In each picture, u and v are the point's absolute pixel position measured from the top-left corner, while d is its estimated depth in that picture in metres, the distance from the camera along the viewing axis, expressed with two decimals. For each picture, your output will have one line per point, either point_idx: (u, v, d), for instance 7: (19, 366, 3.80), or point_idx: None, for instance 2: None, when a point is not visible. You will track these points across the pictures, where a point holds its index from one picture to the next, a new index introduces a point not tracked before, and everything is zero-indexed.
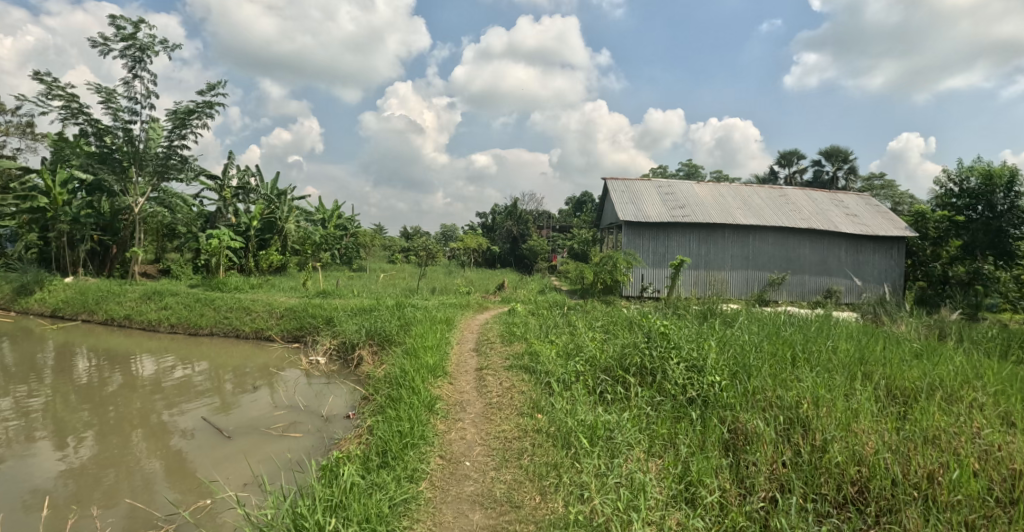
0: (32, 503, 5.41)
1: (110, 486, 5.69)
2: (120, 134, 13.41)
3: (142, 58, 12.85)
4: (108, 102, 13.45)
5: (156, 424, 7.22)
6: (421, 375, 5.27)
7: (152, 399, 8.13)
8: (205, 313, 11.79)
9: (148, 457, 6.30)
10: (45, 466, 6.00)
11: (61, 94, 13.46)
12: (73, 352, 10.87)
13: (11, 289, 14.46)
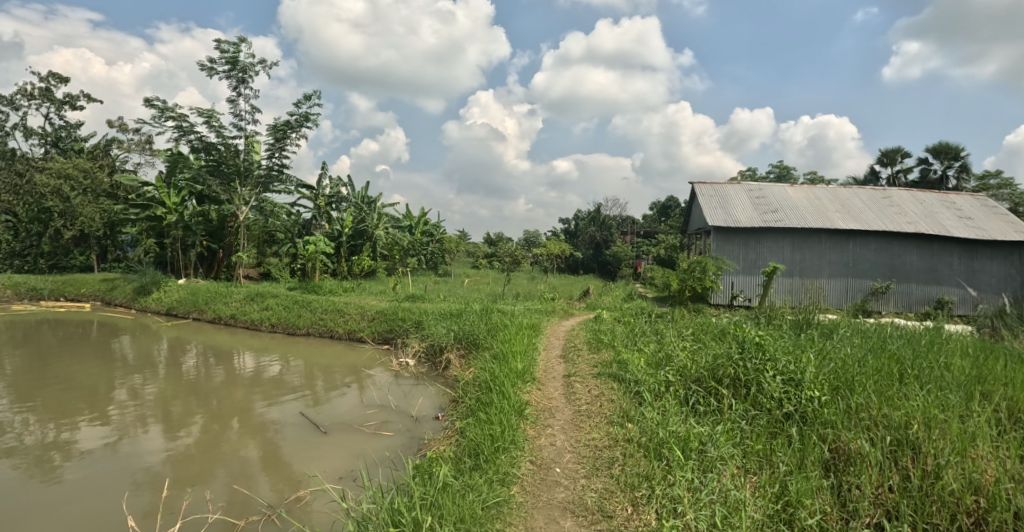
0: (145, 482, 5.97)
1: (215, 473, 6.19)
2: (226, 149, 14.51)
3: (245, 78, 13.89)
4: (216, 120, 14.60)
5: (257, 417, 7.78)
6: (510, 380, 5.42)
7: (256, 393, 8.79)
8: (303, 315, 12.57)
9: (251, 448, 6.81)
10: (158, 451, 6.60)
11: (174, 114, 14.75)
12: (185, 347, 11.90)
13: (132, 289, 15.98)
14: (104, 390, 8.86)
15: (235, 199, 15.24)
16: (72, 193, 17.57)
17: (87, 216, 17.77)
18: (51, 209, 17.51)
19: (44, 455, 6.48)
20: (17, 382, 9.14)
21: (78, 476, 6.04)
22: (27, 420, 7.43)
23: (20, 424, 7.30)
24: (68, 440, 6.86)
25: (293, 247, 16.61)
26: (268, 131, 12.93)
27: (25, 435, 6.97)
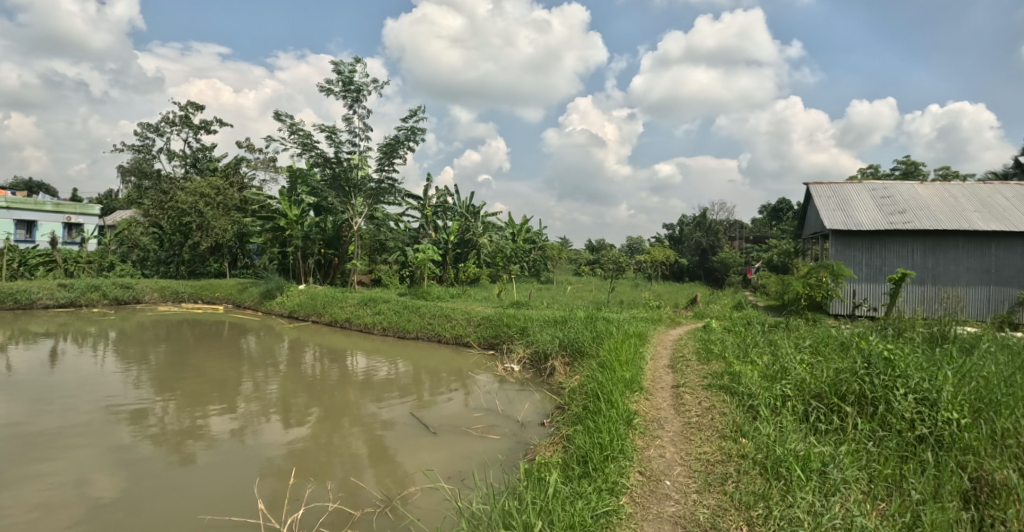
0: (267, 469, 6.47)
1: (330, 467, 6.64)
2: (341, 164, 15.56)
3: (359, 97, 14.82)
4: (333, 136, 15.73)
5: (368, 416, 8.31)
6: (618, 388, 5.45)
7: (369, 393, 9.38)
8: (412, 319, 13.23)
9: (362, 445, 7.27)
10: (278, 443, 7.16)
11: (297, 133, 16.02)
12: (305, 348, 12.89)
13: (259, 293, 17.51)
14: (234, 384, 9.77)
15: (349, 210, 16.31)
16: (207, 207, 19.58)
17: (220, 227, 19.74)
18: (191, 222, 19.66)
19: (181, 438, 7.20)
20: (163, 374, 10.27)
21: (210, 460, 6.64)
22: (169, 407, 8.32)
23: (163, 410, 8.18)
24: (202, 427, 7.59)
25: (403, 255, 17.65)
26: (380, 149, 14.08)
27: (167, 420, 7.79)
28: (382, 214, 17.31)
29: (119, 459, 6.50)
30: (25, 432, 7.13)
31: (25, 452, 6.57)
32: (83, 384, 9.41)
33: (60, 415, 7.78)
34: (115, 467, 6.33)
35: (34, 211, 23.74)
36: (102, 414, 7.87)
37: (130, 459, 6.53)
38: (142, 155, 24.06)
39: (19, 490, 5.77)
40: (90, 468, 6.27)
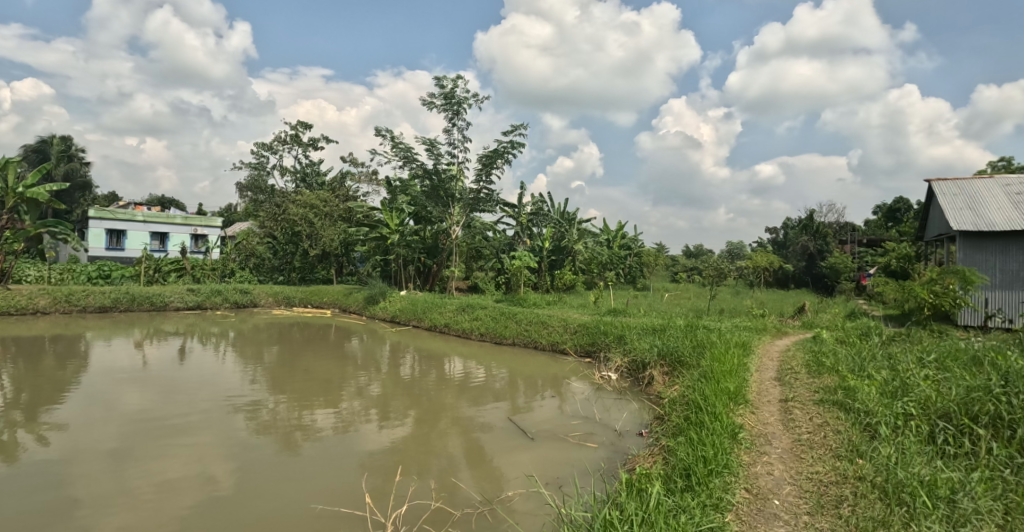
0: (368, 466, 6.86)
1: (426, 466, 6.96)
2: (439, 174, 16.17)
3: (459, 110, 15.38)
4: (433, 148, 16.42)
5: (464, 418, 8.64)
6: (722, 400, 5.36)
7: (465, 397, 9.73)
8: (509, 326, 13.57)
9: (458, 447, 7.57)
10: (378, 442, 7.59)
11: (399, 146, 16.86)
12: (405, 351, 13.55)
13: (364, 298, 18.58)
14: (339, 384, 10.46)
15: (448, 219, 16.98)
16: (316, 219, 21.06)
17: (328, 236, 21.12)
18: (302, 232, 21.20)
19: (291, 433, 7.80)
20: (277, 373, 11.16)
21: (316, 454, 7.12)
22: (281, 404, 9.04)
23: (275, 407, 8.89)
24: (310, 424, 8.20)
25: (498, 263, 18.22)
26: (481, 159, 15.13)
27: (278, 416, 8.47)
28: (479, 223, 17.86)
29: (237, 448, 7.14)
30: (158, 421, 7.98)
31: (157, 438, 7.33)
32: (206, 380, 10.41)
33: (186, 407, 8.64)
34: (232, 455, 6.94)
35: (166, 224, 26.40)
36: (222, 409, 8.67)
37: (245, 449, 7.14)
38: (258, 172, 26.20)
39: (151, 468, 6.45)
40: (211, 454, 6.91)
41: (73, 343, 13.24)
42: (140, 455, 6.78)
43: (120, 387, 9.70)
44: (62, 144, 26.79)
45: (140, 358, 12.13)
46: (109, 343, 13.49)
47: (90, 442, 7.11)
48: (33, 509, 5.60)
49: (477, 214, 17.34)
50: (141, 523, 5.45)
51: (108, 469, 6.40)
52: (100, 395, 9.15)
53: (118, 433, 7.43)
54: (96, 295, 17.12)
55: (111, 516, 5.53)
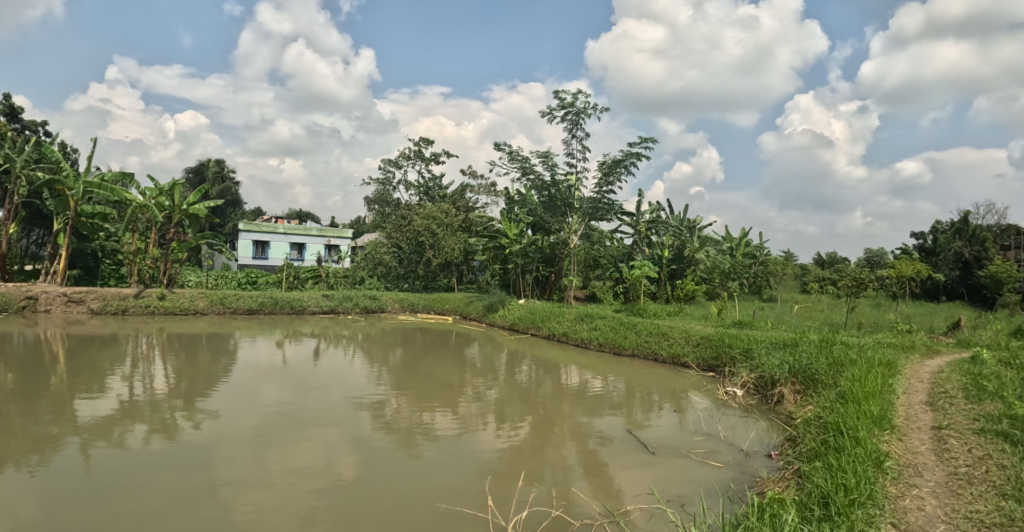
0: (483, 471, 7.13)
1: (539, 474, 7.12)
2: (556, 186, 16.46)
3: (579, 119, 16.13)
4: (549, 159, 16.77)
5: (582, 428, 8.75)
6: (865, 425, 5.02)
7: (580, 406, 9.84)
8: (628, 336, 13.55)
9: (573, 456, 7.68)
10: (492, 447, 7.88)
11: (517, 157, 17.36)
12: (522, 358, 13.94)
13: (484, 306, 19.31)
14: (458, 388, 10.96)
15: (565, 229, 17.23)
16: (438, 230, 22.21)
17: (449, 246, 22.18)
18: (426, 243, 22.43)
19: (412, 433, 8.30)
20: (401, 375, 11.90)
21: (433, 455, 7.52)
22: (404, 405, 9.65)
23: (398, 407, 9.51)
24: (429, 425, 8.68)
25: (616, 273, 18.35)
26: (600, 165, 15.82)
27: (399, 416, 9.04)
28: (597, 232, 18.04)
29: (363, 444, 7.72)
30: (294, 415, 8.80)
31: (291, 431, 8.09)
32: (336, 379, 11.34)
33: (319, 404, 9.48)
34: (357, 450, 7.51)
35: (303, 236, 28.91)
36: (349, 406, 9.42)
37: (369, 445, 7.71)
38: (385, 187, 28.05)
39: (287, 457, 7.14)
40: (337, 449, 7.51)
41: (225, 341, 14.93)
42: (277, 445, 7.52)
43: (264, 382, 10.82)
44: (218, 166, 30.25)
45: (281, 357, 13.43)
46: (255, 343, 15.04)
47: (236, 430, 8.02)
48: (189, 484, 6.39)
49: (595, 224, 17.40)
50: (278, 504, 6.03)
51: (250, 455, 7.16)
52: (246, 389, 10.28)
53: (260, 424, 8.29)
54: (245, 299, 19.01)
55: (252, 496, 6.18)
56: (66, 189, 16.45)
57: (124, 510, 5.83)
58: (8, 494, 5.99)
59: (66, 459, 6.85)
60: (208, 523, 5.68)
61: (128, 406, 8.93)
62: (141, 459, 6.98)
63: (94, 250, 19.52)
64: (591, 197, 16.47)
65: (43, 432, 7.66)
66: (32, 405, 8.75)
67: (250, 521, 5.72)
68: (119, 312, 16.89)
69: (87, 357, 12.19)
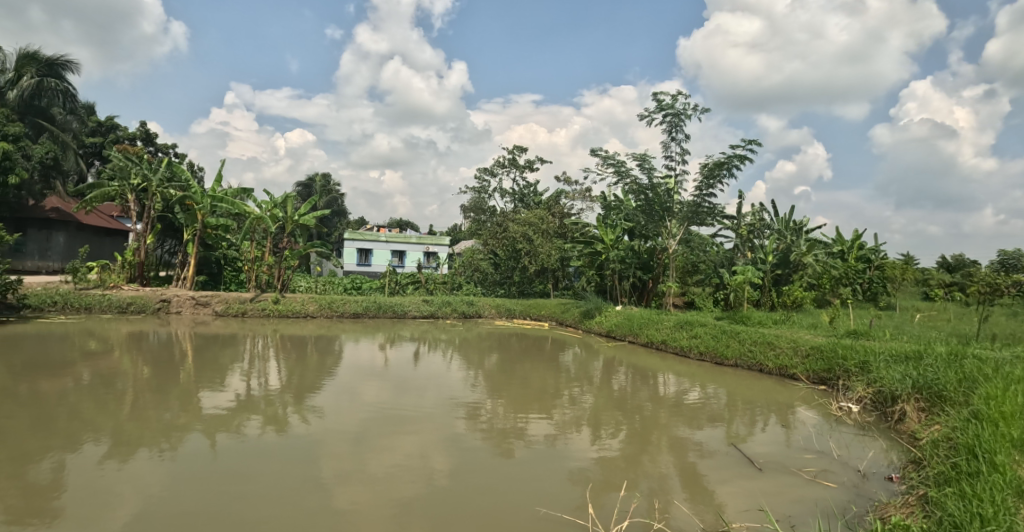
0: (577, 479, 6.97)
1: (635, 486, 6.87)
2: (654, 189, 16.15)
3: (678, 122, 15.75)
4: (646, 163, 16.43)
5: (680, 440, 8.37)
6: (1003, 448, 4.45)
7: (679, 416, 9.54)
8: (731, 345, 13.26)
9: (671, 469, 7.34)
10: (587, 454, 7.72)
11: (614, 161, 17.21)
12: (618, 365, 13.74)
13: (580, 312, 19.16)
14: (554, 394, 10.90)
15: (664, 234, 16.82)
16: (534, 236, 22.35)
17: (545, 253, 22.25)
18: (522, 249, 22.67)
19: (506, 436, 8.32)
20: (496, 379, 12.00)
21: (526, 460, 7.47)
22: (499, 408, 9.71)
23: (493, 410, 9.59)
24: (524, 429, 8.67)
25: (716, 279, 17.84)
26: (700, 169, 15.27)
27: (494, 419, 9.12)
28: (696, 236, 17.38)
29: (458, 446, 7.82)
30: (393, 414, 9.11)
31: (389, 429, 8.36)
32: (434, 381, 11.66)
33: (418, 404, 9.76)
34: (452, 451, 7.62)
35: (403, 243, 30.08)
36: (446, 407, 9.64)
37: (463, 447, 7.80)
38: (480, 195, 28.63)
39: (385, 455, 7.37)
40: (431, 449, 7.65)
41: (331, 343, 15.81)
42: (376, 443, 7.77)
43: (365, 382, 11.31)
44: (324, 179, 32.24)
45: (382, 359, 14.03)
46: (358, 345, 15.80)
47: (339, 427, 8.39)
48: (296, 475, 6.75)
49: (696, 228, 16.81)
50: (376, 499, 6.22)
51: (351, 451, 7.45)
52: (350, 388, 10.80)
53: (361, 422, 8.66)
54: (351, 303, 20.01)
55: (351, 489, 6.42)
56: (194, 203, 18.15)
57: (239, 494, 6.24)
58: (143, 473, 6.61)
59: (191, 446, 7.47)
60: (312, 512, 5.96)
61: (245, 401, 9.61)
62: (255, 449, 7.47)
63: (218, 259, 21.72)
64: (690, 200, 15.94)
65: (172, 421, 8.40)
66: (165, 396, 9.64)
67: (349, 514, 5.93)
68: (239, 315, 18.34)
69: (210, 355, 13.32)
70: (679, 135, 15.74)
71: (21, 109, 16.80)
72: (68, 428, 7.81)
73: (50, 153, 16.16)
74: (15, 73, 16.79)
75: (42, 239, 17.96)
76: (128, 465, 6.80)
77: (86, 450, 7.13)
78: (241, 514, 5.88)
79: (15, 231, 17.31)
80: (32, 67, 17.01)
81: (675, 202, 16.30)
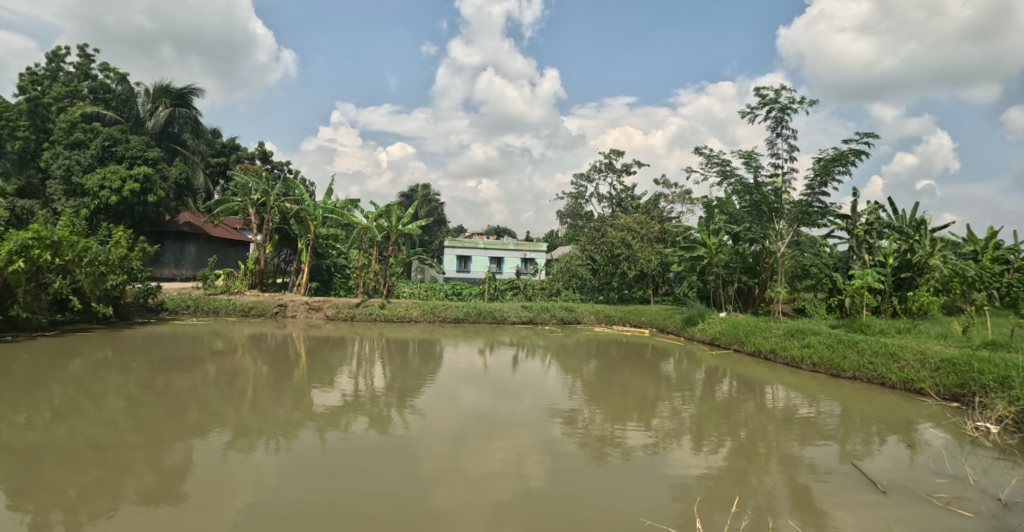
0: (679, 494, 6.72)
1: (740, 505, 6.56)
2: (760, 190, 15.16)
3: (783, 117, 14.78)
4: (752, 161, 15.59)
5: (791, 456, 7.98)
6: None
7: (789, 432, 8.98)
8: (848, 356, 12.24)
9: (781, 487, 7.02)
10: (689, 468, 7.43)
11: (717, 160, 16.47)
12: (722, 374, 13.08)
13: (682, 319, 18.46)
14: (653, 403, 10.58)
15: (771, 236, 15.76)
16: (633, 241, 21.89)
17: (644, 258, 21.74)
18: (621, 255, 22.24)
19: (603, 444, 8.19)
20: (594, 386, 11.84)
21: (625, 470, 7.30)
22: (596, 416, 9.58)
23: (590, 417, 9.48)
24: (622, 438, 8.50)
25: (830, 284, 16.24)
26: (812, 165, 14.16)
27: (591, 426, 9.02)
28: (807, 238, 16.16)
29: (554, 452, 7.77)
30: (489, 418, 9.27)
31: (486, 432, 8.48)
32: (530, 387, 11.74)
33: (516, 409, 9.87)
34: (548, 456, 7.60)
35: (502, 250, 30.57)
36: (543, 413, 9.67)
37: (560, 453, 7.74)
38: (577, 201, 28.53)
39: (482, 457, 7.47)
40: (528, 453, 7.67)
41: (433, 347, 16.40)
42: (474, 444, 7.91)
43: (463, 386, 11.61)
44: (425, 190, 33.60)
45: (481, 363, 14.36)
46: (458, 350, 16.24)
47: (439, 427, 8.64)
48: (398, 471, 6.95)
49: (806, 229, 15.67)
50: (473, 501, 6.33)
51: (449, 451, 7.61)
52: (449, 390, 11.15)
53: (460, 423, 8.88)
54: (452, 308, 20.58)
55: (447, 489, 6.54)
56: (308, 215, 19.59)
57: (345, 488, 6.47)
58: (259, 463, 6.96)
59: (305, 439, 7.86)
60: (414, 510, 6.13)
61: (352, 400, 10.17)
62: (360, 445, 7.75)
63: (328, 266, 23.37)
64: (800, 199, 14.80)
65: (287, 416, 8.91)
66: (280, 393, 10.32)
67: (448, 514, 6.07)
68: (349, 319, 19.52)
69: (321, 357, 14.24)
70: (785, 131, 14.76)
71: (159, 136, 19.20)
72: (196, 419, 8.40)
73: (182, 174, 18.35)
74: (153, 105, 19.38)
75: (177, 250, 20.24)
76: (248, 455, 7.19)
77: (211, 440, 7.60)
78: (348, 507, 6.10)
79: (155, 243, 19.71)
80: (166, 99, 19.53)
81: (783, 202, 15.29)
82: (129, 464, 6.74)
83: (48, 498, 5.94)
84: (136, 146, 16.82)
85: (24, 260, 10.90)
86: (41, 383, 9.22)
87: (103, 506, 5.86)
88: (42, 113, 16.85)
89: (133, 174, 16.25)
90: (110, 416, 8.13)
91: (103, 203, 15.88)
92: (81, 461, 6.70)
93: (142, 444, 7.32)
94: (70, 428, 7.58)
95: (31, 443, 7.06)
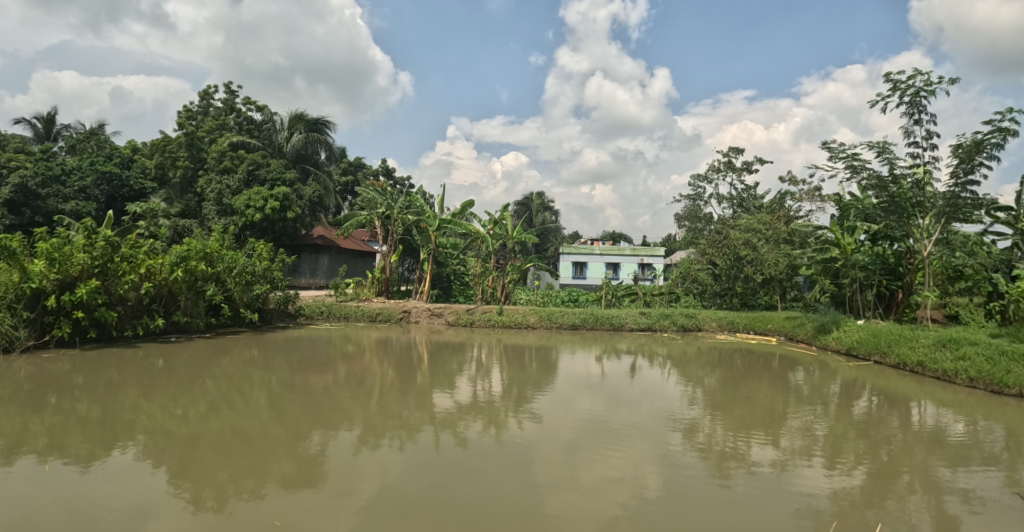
0: (806, 517, 6.24)
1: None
2: (897, 184, 13.54)
3: (919, 100, 13.24)
4: (886, 153, 14.05)
5: (940, 481, 7.12)
6: None
7: (940, 454, 8.01)
8: (1014, 371, 10.65)
9: (925, 516, 6.32)
10: (821, 489, 6.85)
11: (844, 154, 15.03)
12: (859, 388, 11.89)
13: (814, 327, 17.04)
14: (781, 417, 9.86)
15: (914, 234, 14.03)
16: (759, 243, 20.59)
17: (772, 261, 20.29)
18: (745, 258, 20.94)
19: (725, 458, 7.79)
20: (715, 398, 11.26)
21: (749, 487, 6.88)
22: (718, 428, 9.11)
23: (712, 429, 9.06)
24: (746, 452, 8.03)
25: (990, 287, 14.24)
26: (952, 151, 12.53)
27: (713, 438, 8.62)
28: (960, 236, 14.26)
29: (672, 463, 7.52)
30: (603, 426, 9.14)
31: (600, 441, 8.38)
32: (647, 396, 11.45)
33: (633, 418, 9.70)
34: (665, 467, 7.36)
35: (619, 256, 30.09)
36: (661, 423, 9.40)
37: (679, 465, 7.47)
38: (695, 203, 27.49)
39: (595, 465, 7.40)
40: (644, 463, 7.49)
41: (549, 354, 16.52)
42: (588, 452, 7.86)
43: (578, 393, 11.60)
44: (541, 199, 34.10)
45: (596, 371, 14.27)
46: (575, 357, 16.20)
47: (551, 433, 8.69)
48: (514, 475, 7.08)
49: (958, 224, 13.84)
50: (586, 508, 6.27)
51: (565, 458, 7.60)
52: (565, 398, 11.16)
53: (575, 430, 8.87)
54: (569, 315, 20.55)
55: (561, 494, 6.56)
56: (427, 226, 20.57)
57: (463, 489, 6.67)
58: (384, 461, 7.35)
59: (424, 441, 8.21)
60: (528, 512, 6.21)
61: (471, 403, 10.55)
62: (474, 448, 7.98)
63: (449, 274, 24.45)
64: (946, 191, 13.07)
65: (410, 417, 9.37)
66: (405, 395, 10.94)
67: (559, 517, 6.10)
68: (468, 325, 20.23)
69: (441, 361, 14.94)
70: (922, 116, 13.23)
71: (294, 158, 21.34)
72: (329, 415, 9.17)
73: (316, 192, 20.31)
74: (289, 131, 21.34)
75: (312, 261, 22.40)
76: (374, 452, 7.65)
77: (341, 435, 8.27)
78: (466, 508, 6.25)
79: (294, 255, 21.95)
80: (301, 126, 21.46)
81: (928, 196, 13.58)
82: (271, 454, 7.43)
83: (202, 479, 6.67)
84: (275, 169, 18.89)
85: (183, 270, 12.72)
86: (197, 379, 10.50)
87: (251, 490, 6.44)
88: (197, 144, 19.87)
89: (273, 194, 18.30)
90: (254, 411, 9.08)
91: (248, 220, 18.00)
92: (229, 449, 7.50)
93: (280, 437, 8.05)
94: (222, 420, 8.56)
95: (190, 431, 8.05)
